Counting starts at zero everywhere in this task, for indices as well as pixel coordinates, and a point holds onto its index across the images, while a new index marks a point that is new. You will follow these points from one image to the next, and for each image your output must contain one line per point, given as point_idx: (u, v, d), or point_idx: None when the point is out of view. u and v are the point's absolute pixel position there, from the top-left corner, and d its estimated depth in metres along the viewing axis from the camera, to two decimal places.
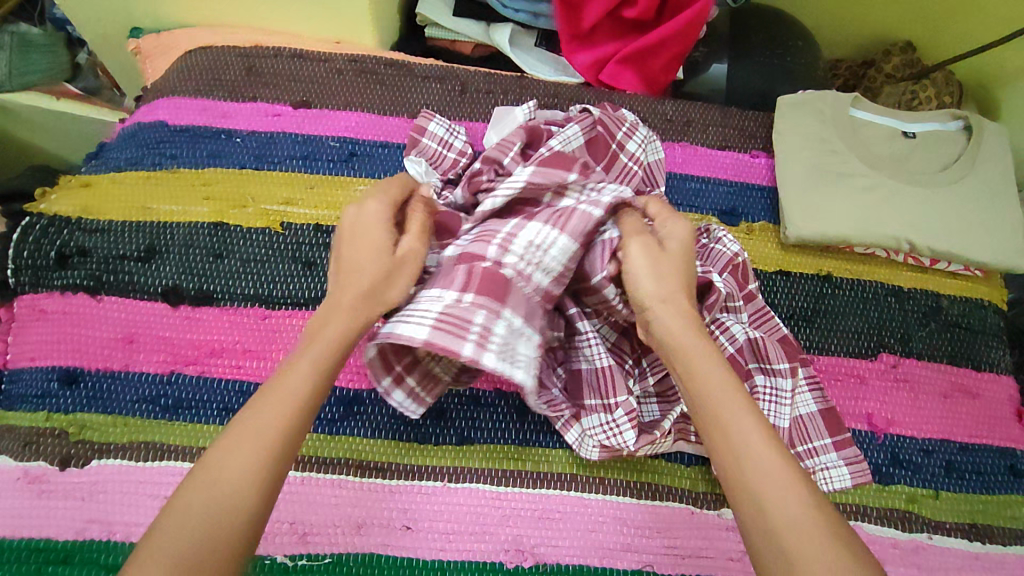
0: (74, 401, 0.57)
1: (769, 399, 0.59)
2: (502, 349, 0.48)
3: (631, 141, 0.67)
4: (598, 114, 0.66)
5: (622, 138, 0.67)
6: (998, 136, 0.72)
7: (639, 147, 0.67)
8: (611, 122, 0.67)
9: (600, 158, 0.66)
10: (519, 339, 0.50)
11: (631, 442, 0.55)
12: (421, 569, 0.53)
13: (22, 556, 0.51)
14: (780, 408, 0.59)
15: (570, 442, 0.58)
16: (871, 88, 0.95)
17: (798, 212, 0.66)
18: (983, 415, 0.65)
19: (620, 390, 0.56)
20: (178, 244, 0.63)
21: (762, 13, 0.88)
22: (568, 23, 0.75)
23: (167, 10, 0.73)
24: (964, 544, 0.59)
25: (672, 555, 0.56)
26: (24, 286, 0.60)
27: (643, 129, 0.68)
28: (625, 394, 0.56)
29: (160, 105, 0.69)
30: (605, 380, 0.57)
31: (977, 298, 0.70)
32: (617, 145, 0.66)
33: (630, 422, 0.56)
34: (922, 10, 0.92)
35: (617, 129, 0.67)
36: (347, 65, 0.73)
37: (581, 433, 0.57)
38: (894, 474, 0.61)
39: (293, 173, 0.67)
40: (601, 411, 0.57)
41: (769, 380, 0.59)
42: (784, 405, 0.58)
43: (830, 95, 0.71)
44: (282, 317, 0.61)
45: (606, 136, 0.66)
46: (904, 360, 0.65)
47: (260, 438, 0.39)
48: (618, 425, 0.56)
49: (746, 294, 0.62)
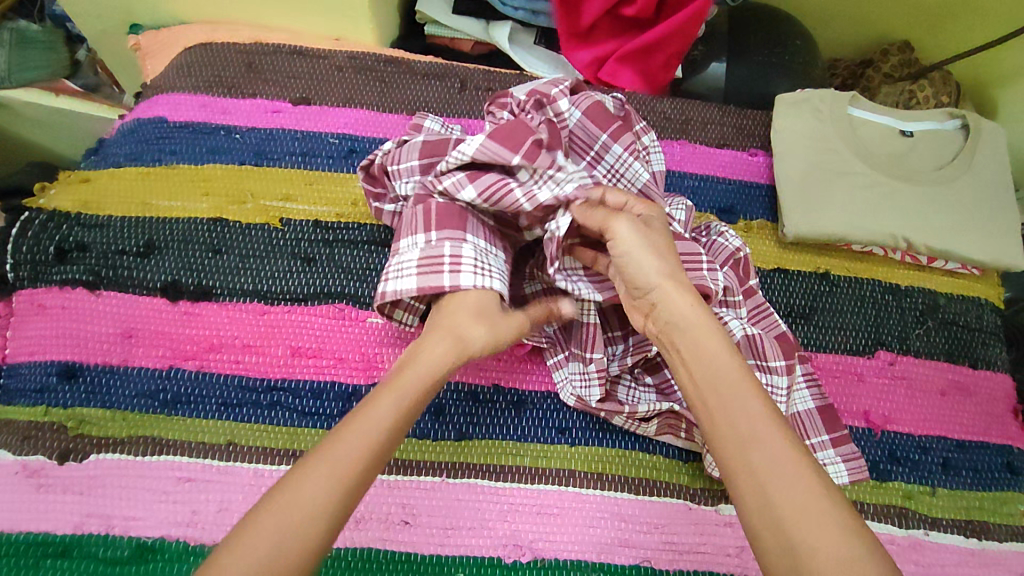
0: (72, 396, 0.57)
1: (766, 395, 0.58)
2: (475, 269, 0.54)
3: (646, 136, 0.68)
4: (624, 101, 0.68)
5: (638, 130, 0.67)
6: (995, 134, 0.72)
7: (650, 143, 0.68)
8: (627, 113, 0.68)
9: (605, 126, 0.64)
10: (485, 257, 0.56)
11: (596, 400, 0.58)
12: (419, 564, 0.53)
13: (20, 549, 0.51)
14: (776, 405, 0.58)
15: (556, 380, 0.61)
16: (869, 88, 0.95)
17: (797, 210, 0.67)
18: (979, 412, 0.65)
19: (598, 347, 0.59)
20: (177, 239, 0.63)
21: (761, 12, 0.89)
22: (568, 21, 0.75)
23: (166, 7, 0.73)
24: (960, 540, 0.60)
25: (669, 550, 0.56)
26: (23, 280, 0.60)
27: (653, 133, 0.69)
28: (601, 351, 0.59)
29: (159, 101, 0.70)
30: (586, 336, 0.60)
31: (974, 295, 0.70)
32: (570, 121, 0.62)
33: (597, 375, 0.58)
34: (920, 11, 0.92)
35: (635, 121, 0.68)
36: (346, 63, 0.73)
37: (566, 376, 0.60)
38: (890, 471, 0.61)
39: (292, 169, 0.67)
40: (579, 361, 0.60)
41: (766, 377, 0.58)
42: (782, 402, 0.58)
43: (829, 93, 0.72)
44: (281, 313, 0.61)
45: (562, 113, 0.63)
46: (901, 358, 0.66)
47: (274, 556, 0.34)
48: (590, 377, 0.59)
49: (746, 290, 0.63)
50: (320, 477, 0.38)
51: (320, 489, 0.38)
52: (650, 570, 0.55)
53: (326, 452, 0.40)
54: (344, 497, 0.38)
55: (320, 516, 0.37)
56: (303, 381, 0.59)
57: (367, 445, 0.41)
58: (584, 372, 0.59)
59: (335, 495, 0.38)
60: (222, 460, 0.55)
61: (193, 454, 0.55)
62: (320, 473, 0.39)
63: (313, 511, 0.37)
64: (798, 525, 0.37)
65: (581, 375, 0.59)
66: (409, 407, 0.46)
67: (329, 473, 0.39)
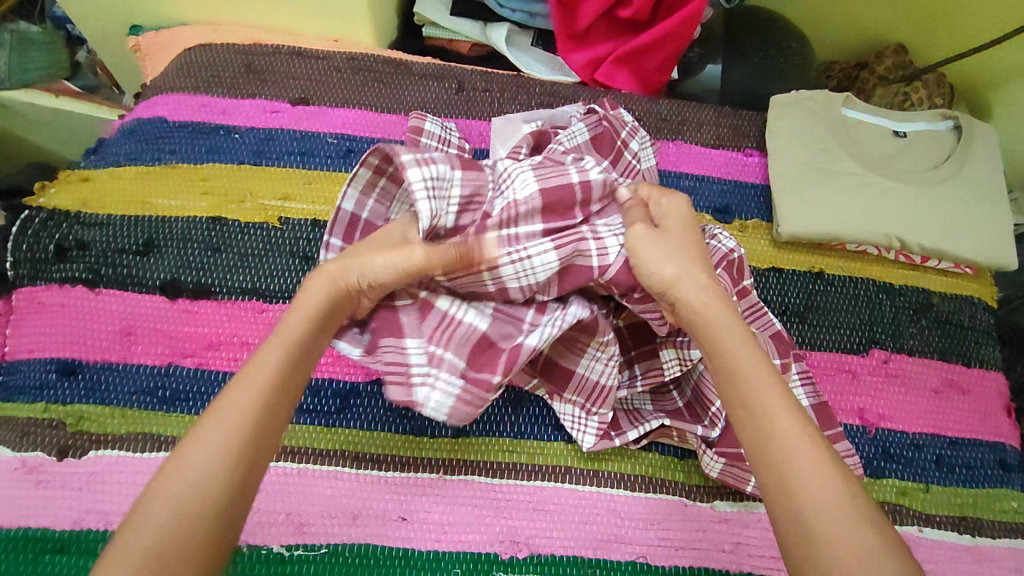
0: (72, 393, 0.57)
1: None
2: (427, 186, 0.53)
3: (635, 141, 0.68)
4: (604, 113, 0.68)
5: (627, 137, 0.68)
6: (987, 135, 0.73)
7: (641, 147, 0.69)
8: (617, 122, 0.68)
9: (607, 154, 0.67)
10: (445, 194, 0.55)
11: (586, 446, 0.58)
12: (416, 560, 0.53)
13: (19, 545, 0.51)
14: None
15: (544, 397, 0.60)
16: (864, 90, 0.96)
17: (791, 209, 0.67)
18: (973, 410, 0.66)
19: (605, 406, 0.58)
20: (177, 237, 0.63)
21: (757, 14, 0.89)
22: (564, 23, 0.76)
23: (166, 9, 0.74)
24: (954, 536, 0.60)
25: (665, 546, 0.56)
26: (23, 278, 0.60)
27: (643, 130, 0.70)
28: (609, 408, 0.58)
29: (159, 102, 0.70)
30: (592, 390, 0.58)
31: (967, 295, 0.71)
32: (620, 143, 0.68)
33: (597, 429, 0.58)
34: (913, 14, 0.93)
35: (622, 128, 0.68)
36: (345, 63, 0.73)
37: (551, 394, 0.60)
38: (885, 468, 0.62)
39: (291, 168, 0.68)
40: (577, 407, 0.59)
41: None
42: None
43: (823, 94, 0.72)
44: (279, 311, 0.62)
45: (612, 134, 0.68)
46: (895, 356, 0.66)
47: (185, 504, 0.36)
48: (585, 423, 0.58)
49: (740, 290, 0.63)
50: (210, 441, 0.38)
51: (206, 462, 0.37)
52: (645, 566, 0.55)
53: (215, 414, 0.40)
54: (235, 455, 0.38)
55: (208, 487, 0.37)
56: None
57: (257, 402, 0.41)
58: (579, 417, 0.59)
59: (223, 462, 0.38)
60: None
61: None
62: (207, 440, 0.38)
63: (203, 480, 0.37)
64: (816, 511, 0.37)
65: (574, 419, 0.59)
66: (297, 358, 0.45)
67: (217, 437, 0.39)
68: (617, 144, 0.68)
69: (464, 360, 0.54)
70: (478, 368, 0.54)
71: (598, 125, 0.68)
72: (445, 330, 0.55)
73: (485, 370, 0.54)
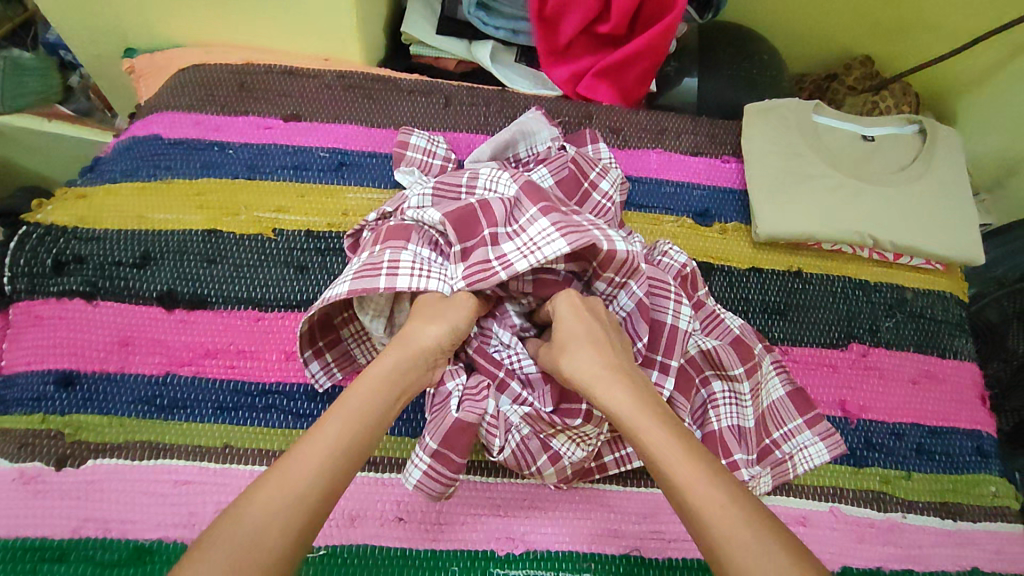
0: (69, 403, 0.58)
1: (729, 402, 0.62)
2: (413, 272, 0.55)
3: (604, 181, 0.69)
4: (573, 154, 0.69)
5: (594, 178, 0.69)
6: (951, 138, 0.76)
7: (611, 187, 0.69)
8: (585, 162, 0.69)
9: (571, 194, 0.67)
10: (432, 264, 0.58)
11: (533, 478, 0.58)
12: (413, 559, 0.54)
13: (16, 555, 0.51)
14: (742, 409, 0.62)
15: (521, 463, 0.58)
16: (835, 100, 1.00)
17: (767, 212, 0.70)
18: (950, 398, 0.68)
19: (547, 472, 0.56)
20: (173, 251, 0.65)
21: (731, 29, 0.93)
22: (546, 39, 0.79)
23: (161, 31, 0.76)
24: (937, 521, 0.62)
25: (659, 539, 0.57)
26: (20, 292, 0.61)
27: (615, 171, 0.70)
28: (555, 476, 0.57)
29: (154, 120, 0.72)
30: (526, 454, 0.56)
31: (939, 290, 0.73)
32: (589, 183, 0.68)
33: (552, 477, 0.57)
34: (878, 26, 0.97)
35: (590, 169, 0.69)
36: (335, 81, 0.76)
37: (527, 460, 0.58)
38: (867, 457, 0.64)
39: (285, 182, 0.70)
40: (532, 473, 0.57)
41: (727, 385, 0.63)
42: (746, 407, 0.62)
43: (794, 102, 0.76)
44: (275, 319, 0.63)
45: (579, 174, 0.68)
46: (873, 349, 0.69)
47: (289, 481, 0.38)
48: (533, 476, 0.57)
49: (695, 302, 0.65)
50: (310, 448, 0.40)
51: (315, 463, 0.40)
52: (639, 559, 0.57)
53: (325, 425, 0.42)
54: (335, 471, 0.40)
55: (274, 534, 0.35)
56: (298, 384, 0.61)
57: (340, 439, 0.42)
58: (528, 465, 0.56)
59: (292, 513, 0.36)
60: (217, 462, 0.56)
61: (191, 457, 0.56)
62: (275, 488, 0.37)
63: (266, 529, 0.35)
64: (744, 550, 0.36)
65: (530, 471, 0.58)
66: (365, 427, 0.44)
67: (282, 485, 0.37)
68: (584, 186, 0.68)
69: (434, 441, 0.53)
70: (444, 449, 0.53)
71: (565, 165, 0.68)
72: (438, 413, 0.55)
73: (450, 453, 0.53)
